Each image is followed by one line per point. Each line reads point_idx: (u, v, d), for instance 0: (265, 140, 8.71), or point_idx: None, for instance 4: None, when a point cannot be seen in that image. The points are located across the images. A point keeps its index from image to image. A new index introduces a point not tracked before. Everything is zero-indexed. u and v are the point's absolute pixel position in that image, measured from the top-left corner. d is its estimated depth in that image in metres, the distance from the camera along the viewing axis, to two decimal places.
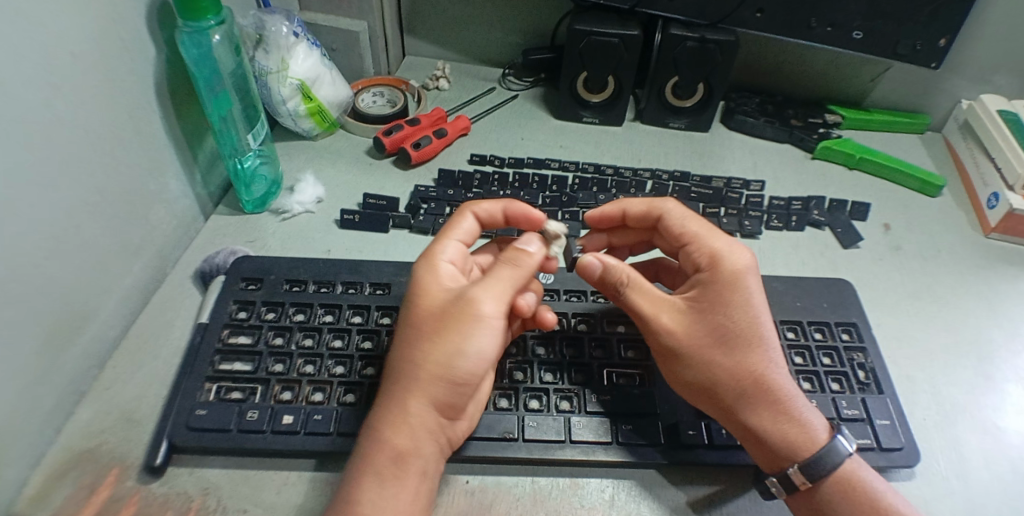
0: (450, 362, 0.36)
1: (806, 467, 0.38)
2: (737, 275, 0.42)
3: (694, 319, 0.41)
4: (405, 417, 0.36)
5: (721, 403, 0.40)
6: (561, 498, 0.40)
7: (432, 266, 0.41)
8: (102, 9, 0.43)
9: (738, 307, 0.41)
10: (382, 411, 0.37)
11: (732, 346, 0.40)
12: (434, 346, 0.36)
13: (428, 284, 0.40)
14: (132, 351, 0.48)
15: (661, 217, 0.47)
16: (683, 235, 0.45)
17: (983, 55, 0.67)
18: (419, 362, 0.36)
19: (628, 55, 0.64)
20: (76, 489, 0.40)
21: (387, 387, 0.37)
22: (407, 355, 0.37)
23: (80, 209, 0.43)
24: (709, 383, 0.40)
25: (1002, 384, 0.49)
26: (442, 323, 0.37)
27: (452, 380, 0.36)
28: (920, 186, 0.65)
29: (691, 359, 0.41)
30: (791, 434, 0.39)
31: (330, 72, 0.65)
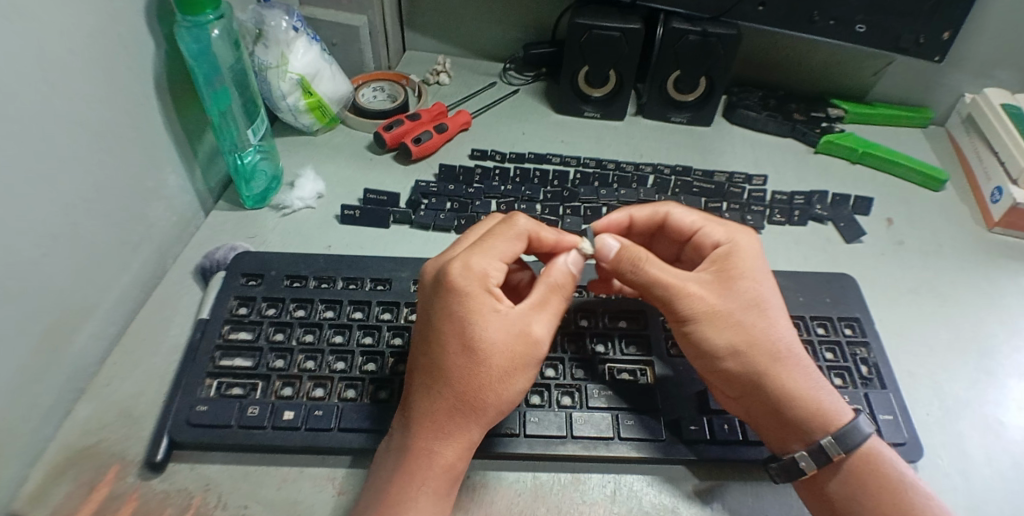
0: (509, 391, 0.38)
1: (841, 437, 0.38)
2: (752, 252, 0.44)
3: (720, 286, 0.42)
4: (460, 441, 0.37)
5: (753, 370, 0.40)
6: (562, 494, 0.40)
7: (478, 286, 0.38)
8: (100, 4, 0.42)
9: (759, 280, 0.42)
10: (431, 432, 0.37)
11: (759, 314, 0.41)
12: (494, 374, 0.37)
13: (478, 307, 0.38)
14: (132, 347, 0.48)
15: (668, 215, 0.48)
16: (694, 224, 0.47)
17: (986, 49, 0.66)
18: (477, 390, 0.37)
19: (629, 50, 0.64)
20: (76, 485, 0.40)
21: (434, 409, 0.37)
22: (465, 384, 0.37)
23: (79, 206, 0.43)
24: (743, 344, 0.40)
25: (1006, 380, 0.48)
26: (501, 352, 0.37)
27: (506, 406, 0.38)
28: (922, 180, 0.65)
29: (724, 323, 0.40)
30: (826, 406, 0.39)
31: (329, 67, 0.64)
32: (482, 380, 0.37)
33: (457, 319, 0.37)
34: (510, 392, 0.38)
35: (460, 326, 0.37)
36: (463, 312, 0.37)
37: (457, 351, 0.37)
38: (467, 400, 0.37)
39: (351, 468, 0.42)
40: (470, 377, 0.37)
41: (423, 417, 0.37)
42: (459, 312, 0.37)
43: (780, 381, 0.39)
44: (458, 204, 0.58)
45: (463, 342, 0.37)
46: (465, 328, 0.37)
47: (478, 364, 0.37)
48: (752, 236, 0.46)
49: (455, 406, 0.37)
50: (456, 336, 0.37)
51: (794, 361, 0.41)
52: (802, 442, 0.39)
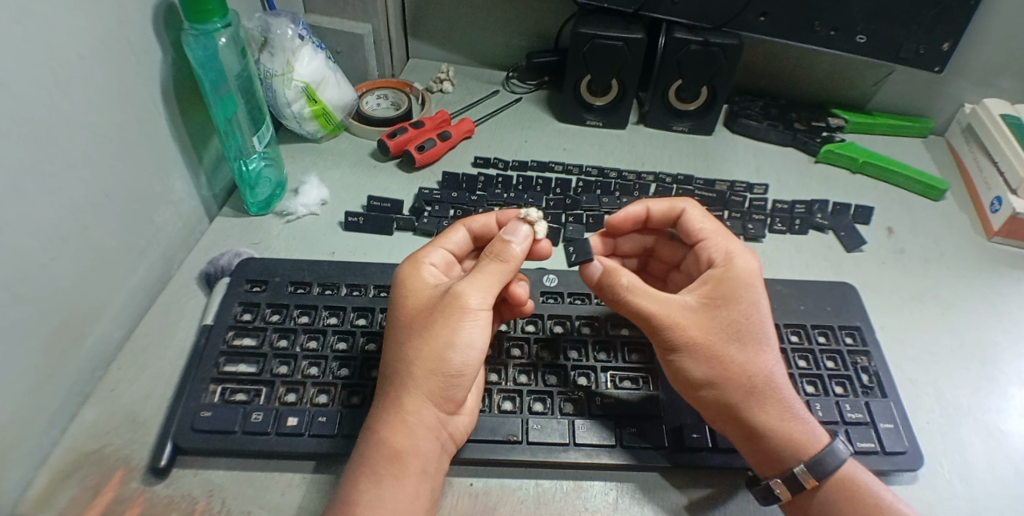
0: (446, 356, 0.37)
1: (813, 467, 0.38)
2: (748, 274, 0.44)
3: (709, 314, 0.42)
4: (404, 410, 0.37)
5: (729, 400, 0.40)
6: (564, 500, 0.40)
7: (411, 268, 0.43)
8: (109, 11, 0.43)
9: (750, 306, 0.43)
10: (381, 406, 0.38)
11: (743, 347, 0.41)
12: (421, 336, 0.38)
13: (409, 285, 0.41)
14: (137, 352, 0.48)
15: (684, 213, 0.49)
16: (700, 234, 0.48)
17: (986, 59, 0.67)
18: (406, 353, 0.38)
19: (632, 59, 0.65)
20: (81, 489, 0.40)
21: (381, 385, 0.39)
22: (398, 354, 0.38)
23: (86, 211, 0.43)
24: (721, 375, 0.40)
25: (1008, 388, 0.49)
26: (428, 314, 0.39)
27: (446, 369, 0.37)
28: (923, 189, 0.65)
29: (702, 353, 0.41)
30: (795, 433, 0.39)
31: (334, 75, 0.65)
32: (409, 343, 0.38)
33: (394, 297, 0.41)
34: (442, 354, 0.37)
35: (396, 302, 0.41)
36: (397, 290, 0.42)
37: (393, 325, 0.40)
38: (403, 367, 0.38)
39: None
40: (401, 344, 0.38)
41: (378, 395, 0.39)
42: (397, 291, 0.41)
43: (755, 412, 0.40)
44: (461, 211, 0.59)
45: (397, 314, 0.40)
46: (400, 303, 0.41)
47: (405, 330, 0.39)
48: (750, 257, 0.45)
49: (395, 375, 0.38)
50: (393, 312, 0.41)
51: (774, 392, 0.40)
52: (766, 472, 0.39)
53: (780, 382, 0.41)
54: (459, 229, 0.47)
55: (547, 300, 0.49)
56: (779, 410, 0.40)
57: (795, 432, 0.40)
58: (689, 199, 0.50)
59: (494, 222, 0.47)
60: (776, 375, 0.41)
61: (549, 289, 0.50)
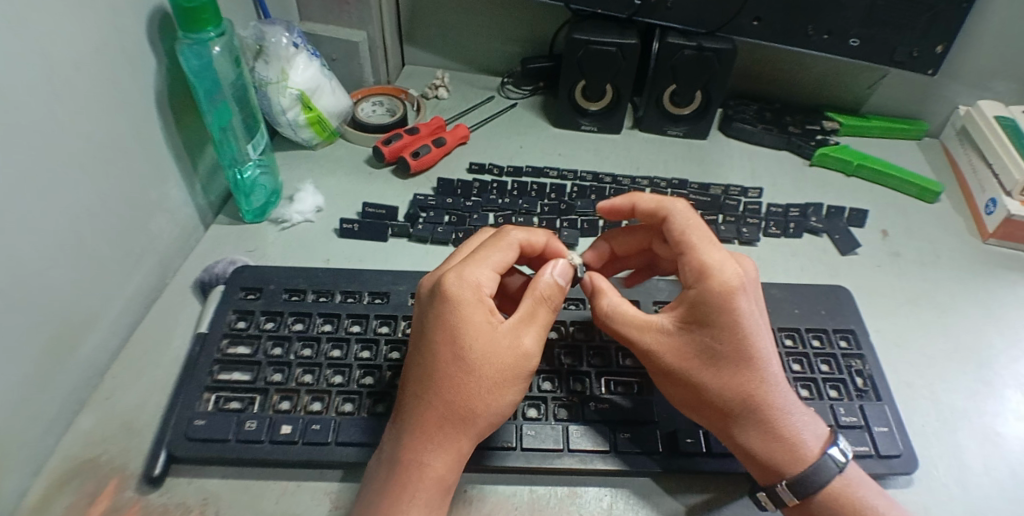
0: (500, 402, 0.38)
1: (794, 486, 0.38)
2: (728, 290, 0.39)
3: (682, 340, 0.40)
4: (450, 451, 0.37)
5: (708, 421, 0.40)
6: (559, 507, 0.40)
7: (473, 298, 0.38)
8: (103, 21, 0.43)
9: (730, 328, 0.38)
10: (423, 441, 0.36)
11: (719, 372, 0.39)
12: (484, 384, 0.37)
13: (469, 318, 0.37)
14: (133, 360, 0.48)
15: (669, 215, 0.44)
16: (680, 241, 0.42)
17: (979, 62, 0.67)
18: (464, 398, 0.37)
19: (626, 64, 0.65)
20: (77, 498, 0.40)
21: (419, 414, 0.37)
22: (452, 393, 0.36)
23: (82, 219, 0.43)
24: (695, 397, 0.40)
25: (1004, 391, 0.48)
26: (498, 362, 0.37)
27: (497, 416, 0.38)
28: (917, 192, 0.65)
29: (677, 376, 0.40)
30: (778, 452, 0.39)
31: (329, 82, 0.65)
32: (472, 390, 0.37)
33: (449, 329, 0.37)
34: (499, 403, 0.38)
35: (451, 335, 0.37)
36: (456, 321, 0.37)
37: (450, 362, 0.37)
38: (455, 410, 0.36)
39: (349, 483, 0.42)
40: (460, 388, 0.37)
41: (413, 426, 0.37)
42: (455, 322, 0.37)
43: (736, 431, 0.40)
44: (456, 217, 0.59)
45: (456, 352, 0.37)
46: (457, 338, 0.37)
47: (467, 373, 0.37)
48: (733, 266, 0.39)
49: (444, 415, 0.36)
50: (449, 348, 0.37)
51: (765, 414, 0.39)
52: (768, 480, 0.39)
53: (779, 403, 0.39)
54: (509, 248, 0.42)
55: None
56: (762, 431, 0.39)
57: (788, 450, 0.39)
58: (679, 199, 0.45)
59: (541, 241, 0.46)
60: (769, 396, 0.39)
61: None
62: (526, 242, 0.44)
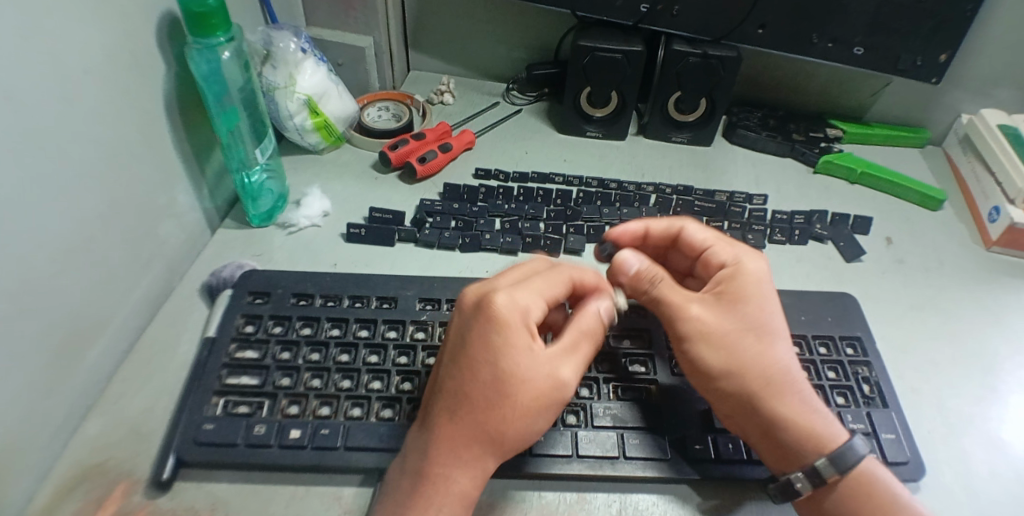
0: (530, 429, 0.38)
1: (835, 461, 0.38)
2: (758, 275, 0.45)
3: (720, 310, 0.43)
4: (479, 473, 0.37)
5: (750, 390, 0.40)
6: (568, 513, 0.40)
7: (522, 325, 0.38)
8: (113, 25, 0.43)
9: (764, 302, 0.43)
10: (451, 457, 0.36)
11: (757, 339, 0.41)
12: (522, 414, 0.37)
13: (518, 346, 0.37)
14: (139, 364, 0.48)
15: (683, 230, 0.49)
16: (704, 243, 0.48)
17: (981, 69, 0.68)
18: (499, 423, 0.37)
19: (632, 71, 0.65)
20: (84, 503, 0.39)
21: (451, 436, 0.36)
22: (487, 418, 0.36)
23: (91, 222, 0.44)
24: (736, 366, 0.41)
25: (1007, 397, 0.49)
26: (537, 393, 0.37)
27: (525, 443, 0.38)
28: (921, 199, 0.66)
29: (720, 342, 0.41)
30: (817, 426, 0.40)
31: (336, 87, 0.65)
32: (508, 415, 0.37)
33: (494, 355, 0.37)
34: (533, 430, 0.38)
35: (497, 362, 0.37)
36: (503, 350, 0.37)
37: (491, 391, 0.37)
38: (490, 434, 0.37)
39: (356, 487, 0.42)
40: (498, 415, 0.37)
41: (443, 443, 0.36)
42: (507, 350, 0.37)
43: (776, 403, 0.40)
44: (463, 222, 0.59)
45: (501, 381, 0.37)
46: (504, 365, 0.37)
47: (507, 404, 0.37)
48: (760, 259, 0.46)
49: (478, 439, 0.36)
50: (494, 374, 0.37)
51: (793, 385, 0.41)
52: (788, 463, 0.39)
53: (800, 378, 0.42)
54: (564, 279, 0.42)
55: None
56: (799, 403, 0.40)
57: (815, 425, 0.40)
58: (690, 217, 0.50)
59: None
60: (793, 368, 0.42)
61: None
62: (552, 266, 0.45)
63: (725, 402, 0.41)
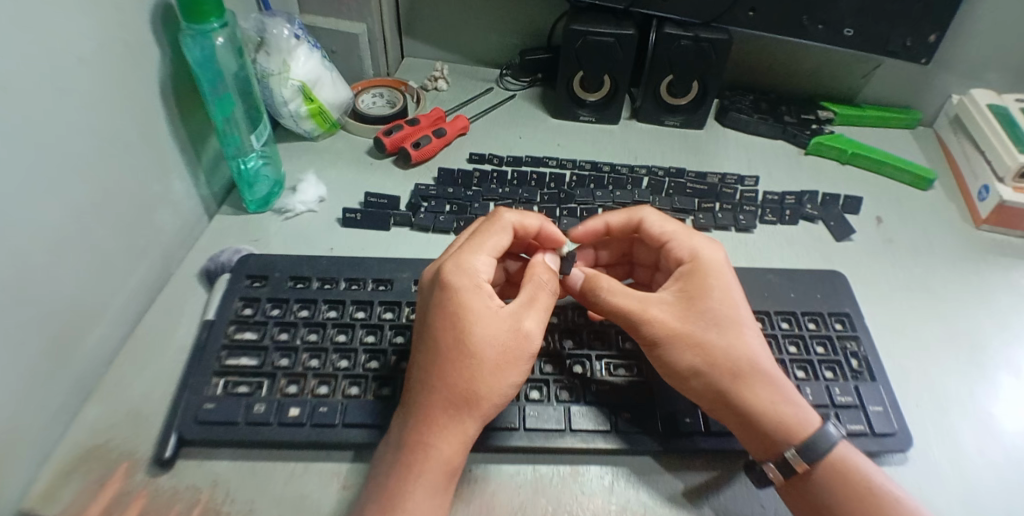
0: (501, 384, 0.39)
1: (804, 451, 0.38)
2: (713, 263, 0.46)
3: (682, 307, 0.44)
4: (457, 433, 0.37)
5: (720, 385, 0.41)
6: (561, 486, 0.41)
7: (472, 284, 0.40)
8: (105, 13, 0.44)
9: (723, 293, 0.44)
10: (426, 422, 0.37)
11: (722, 331, 0.42)
12: (488, 365, 0.38)
13: (463, 301, 0.39)
14: (139, 348, 0.49)
15: (642, 221, 0.50)
16: (663, 235, 0.49)
17: (972, 50, 0.68)
18: (469, 382, 0.38)
19: (624, 55, 0.65)
20: (86, 483, 0.40)
21: (423, 401, 0.38)
22: (453, 376, 0.38)
23: (87, 209, 0.44)
24: (705, 364, 0.41)
25: (994, 371, 0.49)
26: (499, 342, 0.39)
27: (500, 399, 0.39)
28: (911, 180, 0.66)
29: (685, 340, 0.42)
30: (789, 420, 0.40)
31: (330, 74, 0.66)
32: (476, 373, 0.38)
33: (452, 315, 0.39)
34: (505, 385, 0.39)
35: (452, 317, 0.39)
36: (456, 308, 0.39)
37: (450, 347, 0.38)
38: (459, 391, 0.37)
39: (355, 463, 0.43)
40: (462, 369, 0.38)
41: (418, 408, 0.38)
42: (455, 305, 0.39)
43: (746, 396, 0.40)
44: (457, 207, 0.60)
45: (459, 335, 0.38)
46: (455, 319, 0.39)
47: (470, 358, 0.38)
48: (718, 250, 0.47)
49: (447, 399, 0.37)
50: (451, 333, 0.38)
51: (762, 377, 0.41)
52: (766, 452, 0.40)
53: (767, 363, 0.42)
54: (503, 232, 0.45)
55: None
56: (772, 391, 0.41)
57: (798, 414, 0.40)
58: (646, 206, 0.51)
59: (534, 225, 0.47)
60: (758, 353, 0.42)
61: None
62: (520, 225, 0.47)
63: (694, 393, 0.42)
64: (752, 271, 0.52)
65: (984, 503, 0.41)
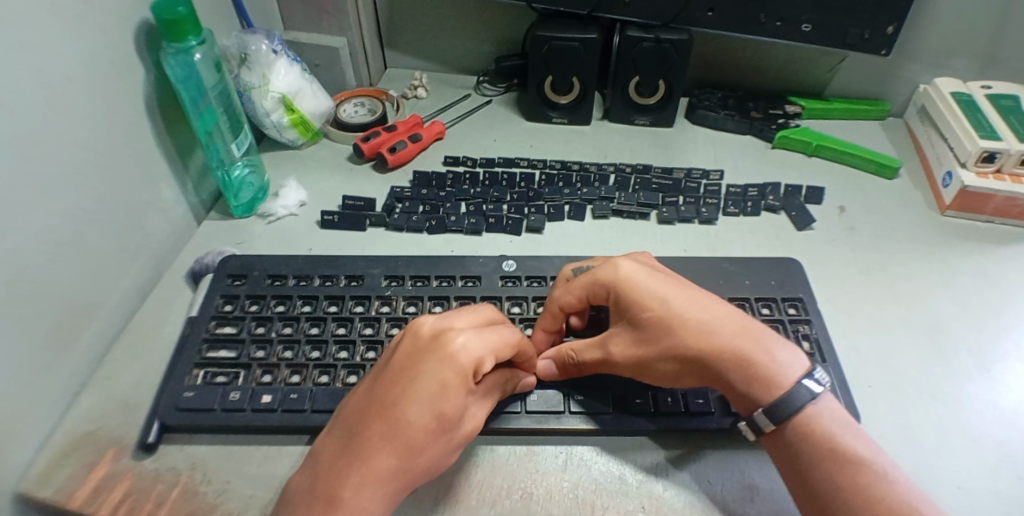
0: (442, 461, 0.38)
1: (772, 414, 0.39)
2: (628, 283, 0.44)
3: (636, 336, 0.43)
4: (385, 497, 0.36)
5: (704, 369, 0.41)
6: (517, 464, 0.43)
7: (473, 366, 0.38)
8: (92, 37, 0.48)
9: (655, 302, 0.43)
10: (365, 472, 0.35)
11: (678, 327, 0.42)
12: (443, 447, 0.38)
13: (456, 389, 0.37)
14: (129, 344, 0.52)
15: (562, 305, 0.46)
16: (581, 297, 0.46)
17: (932, 41, 0.69)
18: (424, 454, 0.37)
19: (589, 57, 0.68)
20: (77, 468, 0.43)
21: (372, 454, 0.36)
22: (414, 445, 0.36)
23: (79, 216, 0.48)
24: (684, 363, 0.42)
25: (949, 351, 0.50)
26: (458, 433, 0.39)
27: (432, 473, 0.38)
28: (876, 168, 0.68)
29: (655, 353, 0.42)
30: (764, 372, 0.40)
31: (310, 85, 0.69)
32: (433, 449, 0.37)
33: (442, 388, 0.37)
34: (444, 462, 0.39)
35: (439, 400, 0.37)
36: (449, 383, 0.37)
37: (423, 426, 0.36)
38: (410, 461, 0.36)
39: None
40: (422, 449, 0.37)
41: (362, 468, 0.35)
42: (450, 389, 0.37)
43: (726, 371, 0.41)
44: (430, 207, 0.62)
45: (437, 419, 0.37)
46: (442, 403, 0.37)
47: (436, 435, 0.37)
48: (622, 262, 0.45)
49: (396, 472, 0.36)
50: (432, 408, 0.37)
51: (735, 347, 0.41)
52: (746, 409, 0.40)
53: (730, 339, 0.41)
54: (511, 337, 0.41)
55: (505, 283, 0.53)
56: (748, 350, 0.41)
57: (779, 360, 0.40)
58: (554, 290, 0.47)
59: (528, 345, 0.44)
60: (717, 334, 0.41)
61: (507, 273, 0.54)
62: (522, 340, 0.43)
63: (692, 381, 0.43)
64: (708, 260, 0.54)
65: (934, 481, 0.41)
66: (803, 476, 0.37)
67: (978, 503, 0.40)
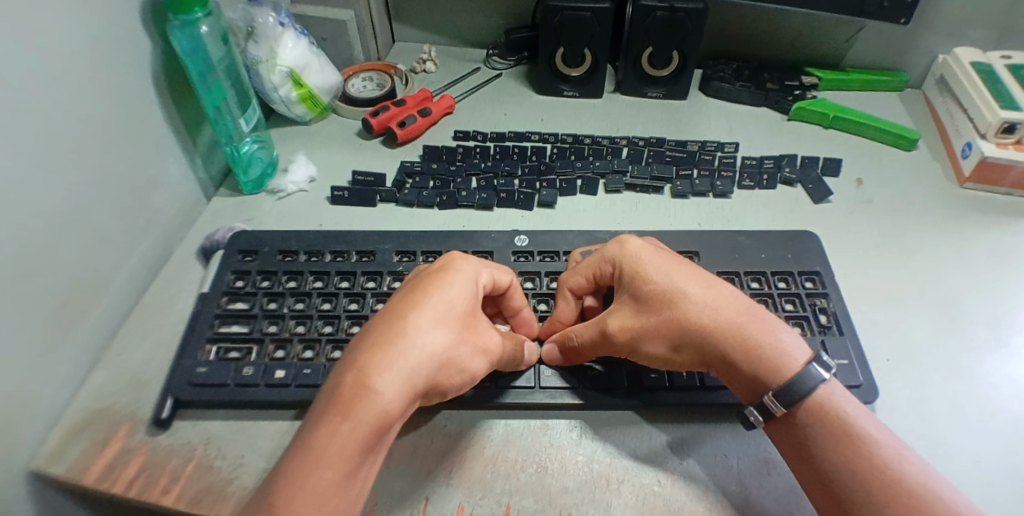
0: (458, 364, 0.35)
1: (779, 396, 0.38)
2: (633, 262, 0.43)
3: (636, 314, 0.42)
4: (404, 382, 0.32)
5: (703, 348, 0.41)
6: (531, 438, 0.43)
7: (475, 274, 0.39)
8: (96, 12, 0.47)
9: (660, 279, 0.42)
10: (380, 351, 0.32)
11: (675, 304, 0.41)
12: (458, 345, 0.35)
13: (463, 287, 0.37)
14: (140, 323, 0.52)
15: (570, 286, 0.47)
16: (588, 277, 0.46)
17: (954, 8, 0.67)
18: (442, 341, 0.34)
19: (600, 29, 0.67)
20: (92, 443, 0.44)
21: (385, 332, 0.33)
22: (428, 326, 0.34)
23: (88, 194, 0.48)
24: (676, 338, 0.41)
25: (966, 324, 0.50)
26: (471, 337, 0.37)
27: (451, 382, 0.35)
28: (894, 140, 0.66)
29: (650, 330, 0.41)
30: (768, 352, 0.39)
31: (317, 59, 0.68)
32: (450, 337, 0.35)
33: (447, 284, 0.37)
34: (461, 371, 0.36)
35: (447, 291, 0.36)
36: (455, 281, 0.37)
37: (436, 309, 0.35)
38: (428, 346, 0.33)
39: None
40: (438, 333, 0.34)
41: (373, 348, 0.32)
42: (456, 285, 0.37)
43: (724, 349, 0.40)
44: (440, 182, 0.62)
45: (448, 307, 0.36)
46: (450, 295, 0.36)
47: (450, 323, 0.35)
48: (627, 239, 0.45)
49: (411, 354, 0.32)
50: (442, 296, 0.36)
51: (739, 327, 0.40)
52: (754, 397, 0.40)
53: (733, 319, 0.40)
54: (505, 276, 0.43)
55: (517, 259, 0.52)
56: (761, 329, 0.40)
57: (784, 343, 0.40)
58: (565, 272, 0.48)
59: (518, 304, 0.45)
60: (720, 312, 0.40)
61: (520, 248, 0.53)
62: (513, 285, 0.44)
63: (686, 360, 0.42)
64: (724, 233, 0.53)
65: (947, 453, 0.41)
66: (812, 456, 0.37)
67: (994, 477, 0.40)
